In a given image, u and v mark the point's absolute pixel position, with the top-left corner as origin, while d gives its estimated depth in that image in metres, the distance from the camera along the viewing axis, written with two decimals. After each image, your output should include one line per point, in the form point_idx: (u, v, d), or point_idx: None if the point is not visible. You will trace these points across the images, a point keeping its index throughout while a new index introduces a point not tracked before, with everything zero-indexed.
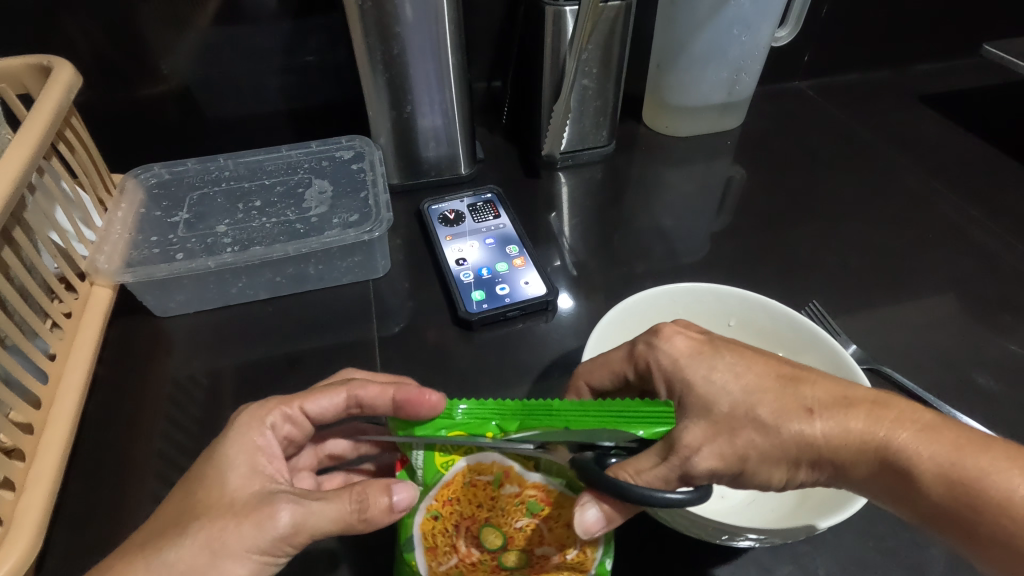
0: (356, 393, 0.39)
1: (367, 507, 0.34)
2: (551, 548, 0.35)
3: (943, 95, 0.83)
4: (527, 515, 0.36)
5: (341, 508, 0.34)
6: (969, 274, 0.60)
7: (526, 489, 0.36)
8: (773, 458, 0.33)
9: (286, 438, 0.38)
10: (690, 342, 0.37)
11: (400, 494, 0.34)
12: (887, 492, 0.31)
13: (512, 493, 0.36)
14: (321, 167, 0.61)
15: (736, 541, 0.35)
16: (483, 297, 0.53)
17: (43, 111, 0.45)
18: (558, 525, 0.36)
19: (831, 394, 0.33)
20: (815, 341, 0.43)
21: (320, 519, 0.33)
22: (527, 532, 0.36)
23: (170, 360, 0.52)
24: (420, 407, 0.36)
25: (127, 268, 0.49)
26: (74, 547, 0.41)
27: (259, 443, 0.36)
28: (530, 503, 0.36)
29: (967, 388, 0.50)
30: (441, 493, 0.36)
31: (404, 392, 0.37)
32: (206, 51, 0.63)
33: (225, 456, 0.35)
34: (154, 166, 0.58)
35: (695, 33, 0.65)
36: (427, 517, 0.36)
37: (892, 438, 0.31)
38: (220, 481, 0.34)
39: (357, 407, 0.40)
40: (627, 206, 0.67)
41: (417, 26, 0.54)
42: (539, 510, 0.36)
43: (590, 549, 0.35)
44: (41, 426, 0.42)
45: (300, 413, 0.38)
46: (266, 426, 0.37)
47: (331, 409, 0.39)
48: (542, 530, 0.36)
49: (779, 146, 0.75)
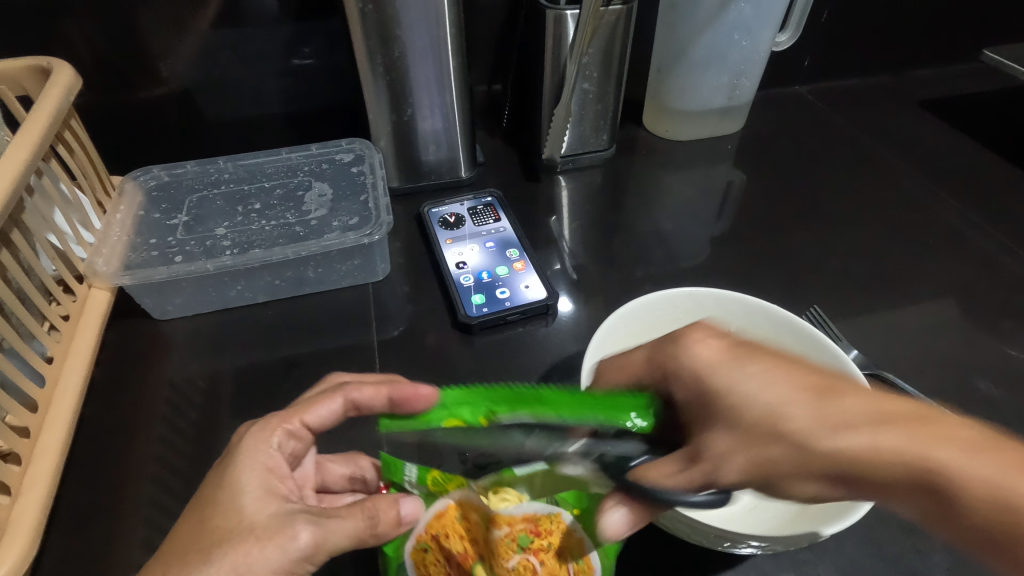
0: (352, 396, 0.40)
1: (377, 522, 0.34)
2: None
3: (942, 100, 0.83)
4: (517, 552, 0.36)
5: (355, 526, 0.34)
6: (969, 279, 0.60)
7: (515, 525, 0.36)
8: (801, 475, 0.30)
9: (292, 455, 0.38)
10: (719, 347, 0.34)
11: (407, 507, 0.36)
12: (936, 518, 0.27)
13: (502, 535, 0.36)
14: (321, 170, 0.61)
15: (737, 549, 0.35)
16: (483, 301, 0.53)
17: (43, 113, 0.45)
18: (549, 557, 0.36)
19: (867, 410, 0.29)
20: (816, 347, 0.43)
21: (338, 536, 0.33)
22: (520, 570, 0.35)
23: (168, 364, 0.51)
24: (415, 401, 0.37)
25: (125, 270, 0.49)
26: (70, 551, 0.41)
27: (269, 463, 0.35)
28: (520, 538, 0.36)
29: (966, 394, 0.50)
30: (430, 526, 0.37)
31: (400, 390, 0.38)
32: (206, 54, 0.63)
33: (237, 480, 0.34)
34: (153, 169, 0.58)
35: (696, 37, 0.65)
36: (417, 548, 0.37)
37: (940, 459, 0.27)
38: (237, 506, 0.33)
39: (354, 410, 0.41)
40: (627, 210, 0.67)
41: (417, 29, 0.54)
42: (529, 543, 0.36)
43: None
44: (38, 430, 0.41)
45: (301, 426, 0.39)
46: (272, 446, 0.36)
47: (331, 416, 0.40)
48: (534, 565, 0.36)
49: (779, 151, 0.75)
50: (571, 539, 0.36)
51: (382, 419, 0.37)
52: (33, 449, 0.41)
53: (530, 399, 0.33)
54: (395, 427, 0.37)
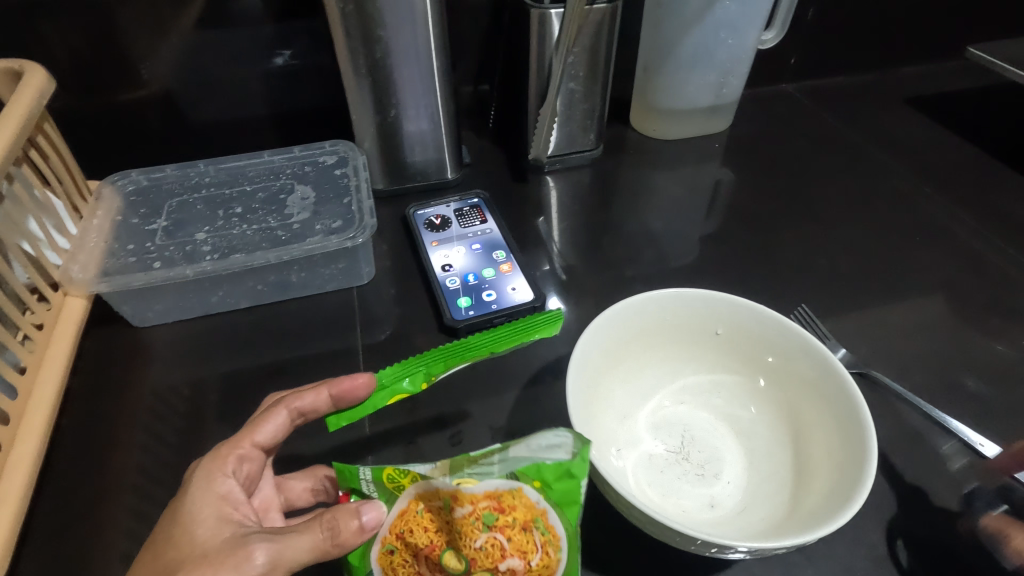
0: (295, 405, 0.40)
1: (338, 532, 0.33)
2: (516, 560, 0.35)
3: (927, 97, 0.84)
4: (484, 531, 0.35)
5: (313, 539, 0.33)
6: (956, 275, 0.60)
7: (478, 504, 0.35)
8: None
9: (248, 478, 0.37)
10: None
11: (368, 513, 0.34)
12: None
13: (466, 514, 0.35)
14: (304, 172, 0.60)
15: (726, 554, 0.33)
16: (470, 304, 0.52)
17: (13, 117, 0.44)
18: (517, 533, 0.35)
19: None
20: (803, 346, 0.42)
21: (296, 551, 0.32)
22: (489, 549, 0.35)
23: (148, 371, 0.50)
24: (355, 391, 0.39)
25: (103, 277, 0.48)
26: (47, 566, 0.40)
27: (223, 491, 0.35)
28: (485, 516, 0.35)
29: (955, 390, 0.50)
30: (394, 526, 0.36)
31: (339, 385, 0.39)
32: (186, 55, 0.62)
33: (192, 509, 0.34)
34: (131, 173, 0.57)
35: (681, 35, 0.65)
36: (383, 551, 0.36)
37: None
38: (189, 535, 0.33)
39: (301, 417, 0.40)
40: (615, 210, 0.66)
41: (400, 29, 0.53)
42: (494, 521, 0.35)
43: (552, 549, 0.35)
44: (10, 443, 0.40)
45: (252, 448, 0.38)
46: (227, 473, 0.36)
47: (278, 431, 0.39)
48: (503, 542, 0.35)
49: (767, 149, 0.75)
50: (535, 511, 0.35)
51: (331, 419, 0.38)
52: (6, 462, 0.40)
53: (458, 349, 0.38)
54: (346, 420, 0.39)
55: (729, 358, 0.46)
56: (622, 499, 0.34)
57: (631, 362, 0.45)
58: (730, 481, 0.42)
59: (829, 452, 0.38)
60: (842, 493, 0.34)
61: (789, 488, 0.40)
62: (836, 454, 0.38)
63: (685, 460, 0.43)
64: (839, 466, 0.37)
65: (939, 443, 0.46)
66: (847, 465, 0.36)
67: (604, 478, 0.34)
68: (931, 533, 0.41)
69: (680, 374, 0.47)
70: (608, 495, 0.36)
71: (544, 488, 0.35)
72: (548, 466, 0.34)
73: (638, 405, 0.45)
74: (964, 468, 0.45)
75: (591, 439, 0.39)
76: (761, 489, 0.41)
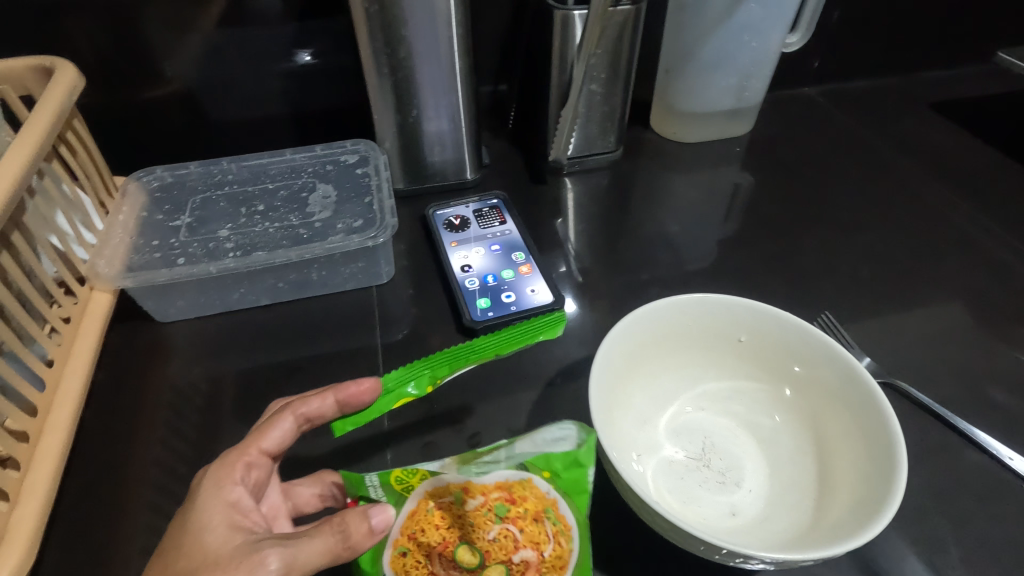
0: (302, 411, 0.40)
1: (349, 535, 0.33)
2: (528, 551, 0.36)
3: (952, 102, 0.82)
4: (496, 523, 0.37)
5: (325, 542, 0.33)
6: (981, 284, 0.59)
7: (489, 495, 0.38)
8: None
9: (256, 485, 0.37)
10: None
11: (378, 516, 0.35)
12: None
13: (478, 505, 0.37)
14: (325, 171, 0.60)
15: (749, 564, 0.33)
16: (488, 305, 0.52)
17: (44, 113, 0.45)
18: (527, 523, 0.37)
19: None
20: (828, 354, 0.41)
21: (310, 554, 0.32)
22: (502, 541, 0.37)
23: (170, 367, 0.51)
24: (361, 396, 0.40)
25: (128, 272, 0.49)
26: (70, 556, 0.40)
27: (232, 499, 0.35)
28: (496, 507, 0.37)
29: (981, 402, 0.49)
30: (405, 527, 0.37)
31: (346, 390, 0.40)
32: (211, 54, 0.62)
33: (201, 518, 0.34)
34: (156, 169, 0.58)
35: (704, 38, 0.65)
36: (396, 555, 0.36)
37: None
38: (200, 543, 0.33)
39: (307, 424, 0.40)
40: (634, 213, 0.66)
41: (424, 29, 0.53)
42: (506, 512, 0.37)
43: (565, 540, 0.36)
44: (37, 434, 0.41)
45: (259, 455, 0.38)
46: (236, 481, 0.36)
47: (285, 438, 0.39)
48: (515, 534, 0.37)
49: (788, 153, 0.74)
50: (546, 502, 0.37)
51: (335, 424, 0.39)
52: (32, 455, 0.40)
53: (463, 352, 0.39)
54: (352, 425, 0.39)
55: (750, 365, 0.45)
56: (645, 505, 0.33)
57: (650, 367, 0.45)
58: (751, 490, 0.41)
59: (855, 462, 0.38)
60: (871, 505, 0.34)
61: (813, 499, 0.39)
62: (863, 465, 0.37)
63: (705, 467, 0.42)
64: (867, 477, 0.36)
65: (964, 456, 0.45)
66: (875, 477, 0.35)
67: (628, 484, 0.34)
68: (956, 548, 0.40)
69: (700, 380, 0.47)
70: (630, 501, 0.35)
71: (552, 477, 0.37)
72: (557, 454, 0.37)
73: (657, 411, 0.45)
74: (989, 482, 0.44)
75: (612, 444, 0.39)
76: (782, 499, 0.40)
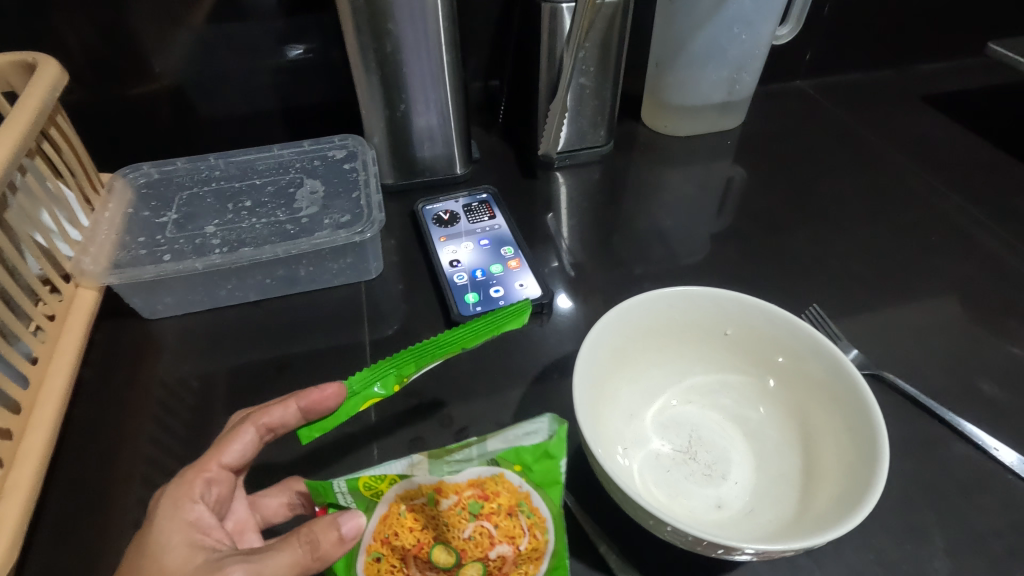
0: (263, 421, 0.40)
1: (318, 545, 0.33)
2: (505, 545, 0.36)
3: (945, 94, 0.82)
4: (471, 520, 0.37)
5: (292, 555, 0.33)
6: (972, 277, 0.59)
7: (462, 494, 0.37)
8: None
9: (218, 501, 0.37)
10: None
11: (348, 524, 0.34)
12: None
13: (451, 504, 0.37)
14: (313, 166, 0.60)
15: (732, 556, 0.33)
16: (477, 299, 0.52)
17: (26, 109, 0.44)
18: (502, 518, 0.37)
19: None
20: (814, 346, 0.41)
21: (275, 568, 0.32)
22: (478, 537, 0.36)
23: (158, 363, 0.51)
24: (324, 402, 0.39)
25: (114, 269, 0.49)
26: (58, 554, 0.40)
27: (192, 517, 0.35)
28: (470, 505, 0.37)
29: (970, 393, 0.49)
30: (378, 532, 0.36)
31: (307, 398, 0.39)
32: (198, 50, 0.62)
33: (160, 539, 0.34)
34: (143, 166, 0.57)
35: (694, 31, 0.65)
36: (370, 561, 0.36)
37: None
38: (158, 566, 0.33)
39: (270, 433, 0.40)
40: (625, 208, 0.66)
41: (411, 22, 0.53)
42: (480, 509, 0.37)
43: (540, 531, 0.36)
44: (23, 432, 0.41)
45: (220, 470, 0.38)
46: (195, 499, 0.36)
47: (249, 450, 0.39)
48: (490, 530, 0.37)
49: (780, 146, 0.74)
50: (519, 495, 0.37)
51: (301, 431, 0.39)
52: (16, 453, 0.40)
53: (432, 348, 0.39)
54: (318, 431, 0.39)
55: (738, 357, 0.45)
56: (628, 498, 0.33)
57: (638, 360, 0.45)
58: (737, 482, 0.41)
59: (839, 454, 0.38)
60: (854, 497, 0.34)
61: (797, 491, 0.39)
62: (847, 456, 0.37)
63: (692, 460, 0.42)
64: (850, 469, 0.36)
65: (952, 447, 0.45)
66: (859, 468, 0.35)
67: (611, 477, 0.34)
68: (943, 539, 0.40)
69: (688, 373, 0.46)
70: (615, 494, 0.35)
71: (524, 471, 0.37)
72: (528, 448, 0.37)
73: (644, 404, 0.45)
74: (977, 473, 0.44)
75: (598, 438, 0.39)
76: (768, 491, 0.40)
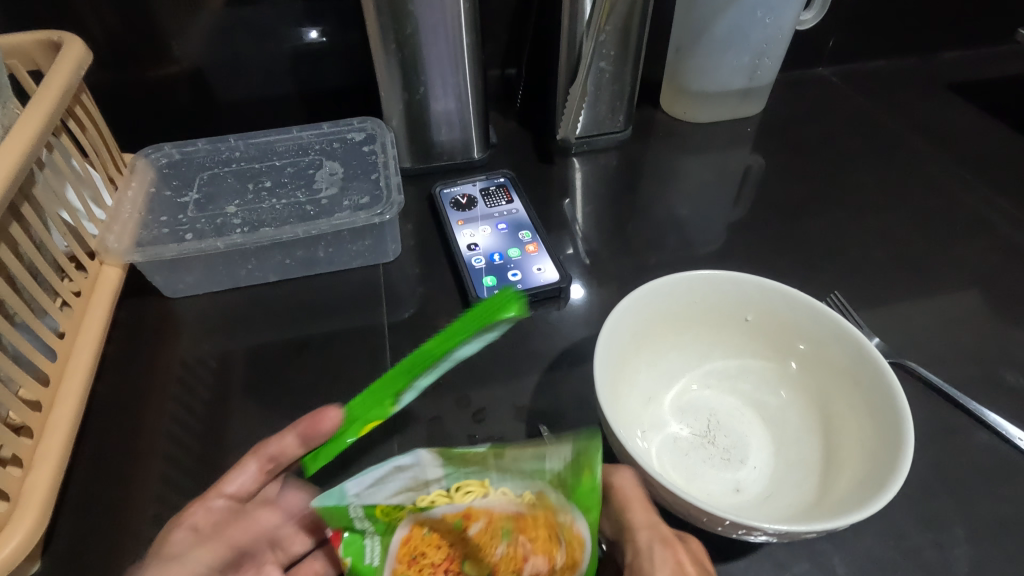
0: (264, 452, 0.40)
1: None
2: (540, 561, 0.33)
3: (971, 83, 0.80)
4: (505, 539, 0.34)
5: None
6: (996, 267, 0.58)
7: (492, 516, 0.34)
8: None
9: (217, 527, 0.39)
10: None
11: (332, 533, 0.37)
12: None
13: (480, 529, 0.35)
14: (332, 148, 0.60)
15: (750, 537, 0.33)
16: (494, 283, 0.52)
17: (52, 86, 0.45)
18: (538, 533, 0.34)
19: None
20: (837, 331, 0.41)
21: None
22: (510, 556, 0.34)
23: (180, 342, 0.51)
24: (320, 426, 0.40)
25: (137, 247, 0.49)
26: (84, 524, 0.41)
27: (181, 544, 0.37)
28: (502, 526, 0.34)
29: (994, 384, 0.48)
30: (402, 555, 0.35)
31: (302, 425, 0.40)
32: (218, 32, 0.62)
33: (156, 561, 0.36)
34: (164, 146, 0.58)
35: (716, 15, 0.64)
36: None
37: None
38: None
39: (273, 462, 0.41)
40: (642, 195, 0.65)
41: (431, 4, 0.52)
42: (513, 528, 0.34)
43: (578, 548, 0.32)
44: (50, 404, 0.42)
45: (223, 498, 0.40)
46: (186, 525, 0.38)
47: (249, 480, 0.40)
48: (525, 547, 0.34)
49: (801, 134, 0.73)
50: (557, 512, 0.33)
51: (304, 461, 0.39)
52: (44, 425, 0.41)
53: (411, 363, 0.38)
54: (323, 459, 0.39)
55: (758, 342, 0.45)
56: (648, 476, 0.34)
57: (657, 344, 0.45)
58: (756, 467, 0.41)
59: (861, 440, 0.38)
60: (876, 481, 0.34)
61: (817, 476, 0.39)
62: (869, 442, 0.37)
63: (710, 443, 0.42)
64: (872, 454, 0.36)
65: (974, 436, 0.45)
66: (881, 453, 0.35)
67: (632, 457, 0.34)
68: (963, 526, 0.40)
69: (707, 358, 0.46)
70: (634, 474, 0.35)
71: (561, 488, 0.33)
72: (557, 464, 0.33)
73: (662, 388, 0.45)
74: (1000, 462, 0.43)
75: (617, 419, 0.39)
76: (787, 475, 0.40)
